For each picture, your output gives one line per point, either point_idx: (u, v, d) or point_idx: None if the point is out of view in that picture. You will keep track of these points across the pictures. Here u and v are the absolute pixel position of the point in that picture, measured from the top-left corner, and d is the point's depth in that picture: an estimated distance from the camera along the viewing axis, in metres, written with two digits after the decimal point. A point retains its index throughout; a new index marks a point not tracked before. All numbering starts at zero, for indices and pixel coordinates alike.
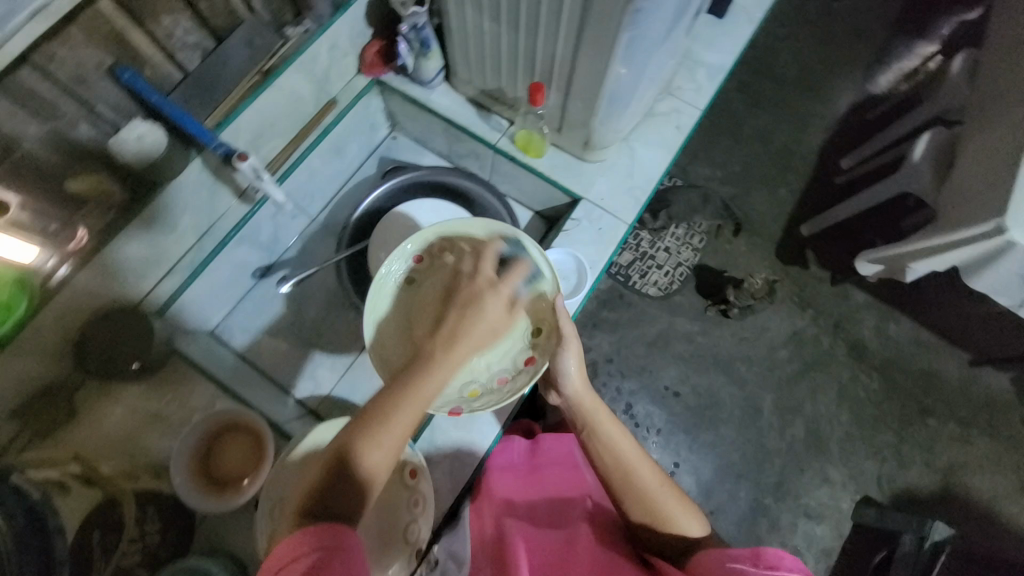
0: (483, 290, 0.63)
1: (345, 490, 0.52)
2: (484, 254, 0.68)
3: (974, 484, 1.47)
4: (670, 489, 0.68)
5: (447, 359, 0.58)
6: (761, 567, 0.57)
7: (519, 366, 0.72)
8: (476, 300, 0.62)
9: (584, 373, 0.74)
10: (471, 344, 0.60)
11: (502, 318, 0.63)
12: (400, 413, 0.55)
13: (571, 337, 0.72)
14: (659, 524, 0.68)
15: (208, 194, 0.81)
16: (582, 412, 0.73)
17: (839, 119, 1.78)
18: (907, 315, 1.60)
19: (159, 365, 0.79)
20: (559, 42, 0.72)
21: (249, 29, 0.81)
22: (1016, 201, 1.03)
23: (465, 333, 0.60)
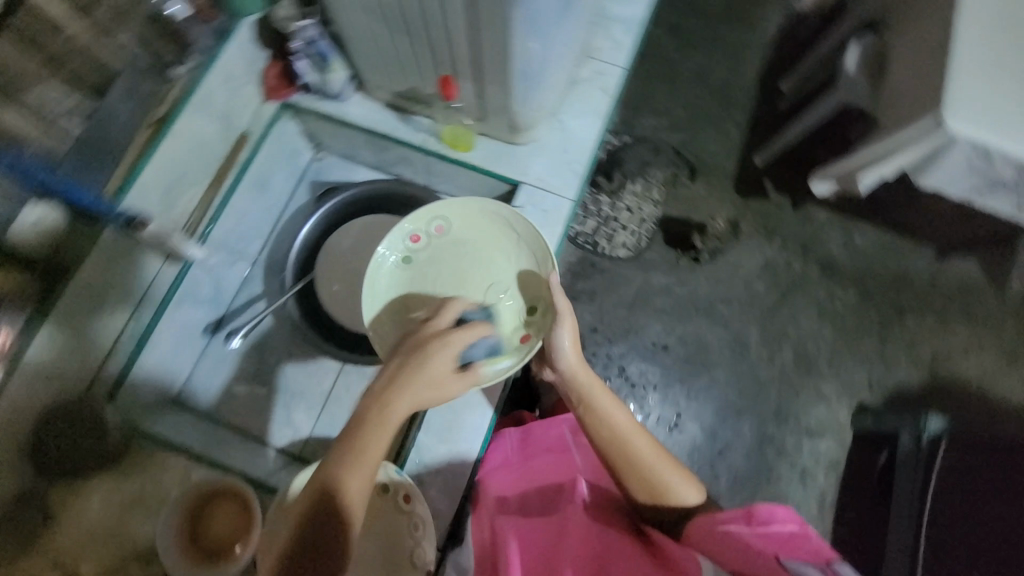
0: (431, 340, 0.63)
1: (327, 529, 0.57)
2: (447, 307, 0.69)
3: (958, 370, 1.53)
4: (665, 460, 0.70)
5: (382, 413, 0.60)
6: (756, 526, 0.60)
7: (516, 346, 0.74)
8: (422, 351, 0.62)
9: (578, 348, 0.75)
10: (410, 400, 0.60)
11: (446, 376, 0.63)
12: (363, 455, 0.59)
13: (565, 312, 0.73)
14: (655, 495, 0.69)
15: (130, 263, 0.77)
16: (579, 385, 0.74)
17: (771, 43, 1.76)
18: (870, 223, 1.62)
19: (122, 450, 0.76)
20: (457, 29, 0.68)
21: (127, 79, 0.75)
22: (950, 95, 1.03)
23: (402, 386, 0.60)
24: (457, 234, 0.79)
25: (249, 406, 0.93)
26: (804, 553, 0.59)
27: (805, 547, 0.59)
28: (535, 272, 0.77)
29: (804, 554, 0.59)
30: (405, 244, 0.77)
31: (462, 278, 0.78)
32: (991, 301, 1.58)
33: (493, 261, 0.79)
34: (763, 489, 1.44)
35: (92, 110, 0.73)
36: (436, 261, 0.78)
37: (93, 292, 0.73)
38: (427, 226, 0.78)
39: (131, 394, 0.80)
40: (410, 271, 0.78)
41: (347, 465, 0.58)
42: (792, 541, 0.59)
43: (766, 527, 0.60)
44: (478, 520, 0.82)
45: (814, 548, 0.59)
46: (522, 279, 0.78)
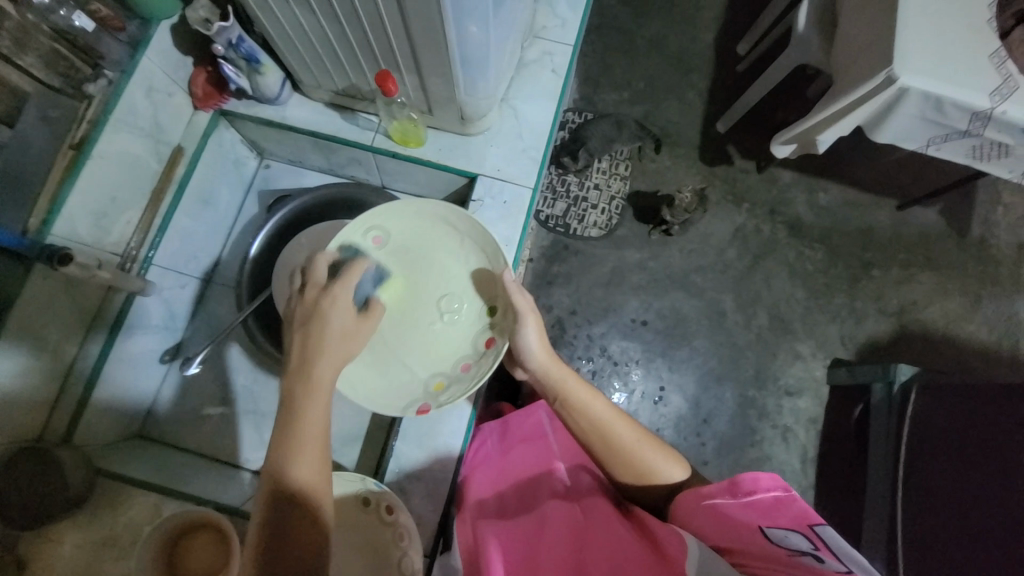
0: (319, 301, 0.62)
1: (294, 525, 0.50)
2: (312, 265, 0.66)
3: (925, 316, 1.57)
4: (648, 442, 0.70)
5: (310, 388, 0.57)
6: (739, 496, 0.59)
7: (481, 351, 0.74)
8: (317, 315, 0.61)
9: (547, 345, 0.73)
10: (334, 360, 0.60)
11: (354, 322, 0.63)
12: (305, 442, 0.54)
13: (526, 311, 0.72)
14: (643, 477, 0.70)
15: (68, 296, 0.72)
16: (552, 382, 0.73)
17: (725, 7, 1.75)
18: (833, 181, 1.64)
19: (88, 494, 0.72)
20: (386, 22, 0.64)
21: (38, 103, 0.67)
22: (899, 48, 1.03)
23: (319, 354, 0.59)
24: (397, 242, 0.75)
25: (221, 427, 0.93)
26: (788, 519, 0.55)
27: (787, 513, 0.55)
28: (489, 270, 0.75)
29: (788, 520, 0.55)
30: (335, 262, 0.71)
31: (410, 290, 0.75)
32: (952, 247, 1.62)
33: (438, 266, 0.76)
34: (749, 451, 1.48)
35: (4, 140, 0.64)
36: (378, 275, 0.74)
37: (35, 328, 0.68)
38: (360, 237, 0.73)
39: (87, 429, 0.77)
40: None
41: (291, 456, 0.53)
42: (775, 508, 0.56)
43: (749, 498, 0.58)
44: (461, 524, 0.78)
45: (799, 512, 0.54)
46: (474, 280, 0.76)
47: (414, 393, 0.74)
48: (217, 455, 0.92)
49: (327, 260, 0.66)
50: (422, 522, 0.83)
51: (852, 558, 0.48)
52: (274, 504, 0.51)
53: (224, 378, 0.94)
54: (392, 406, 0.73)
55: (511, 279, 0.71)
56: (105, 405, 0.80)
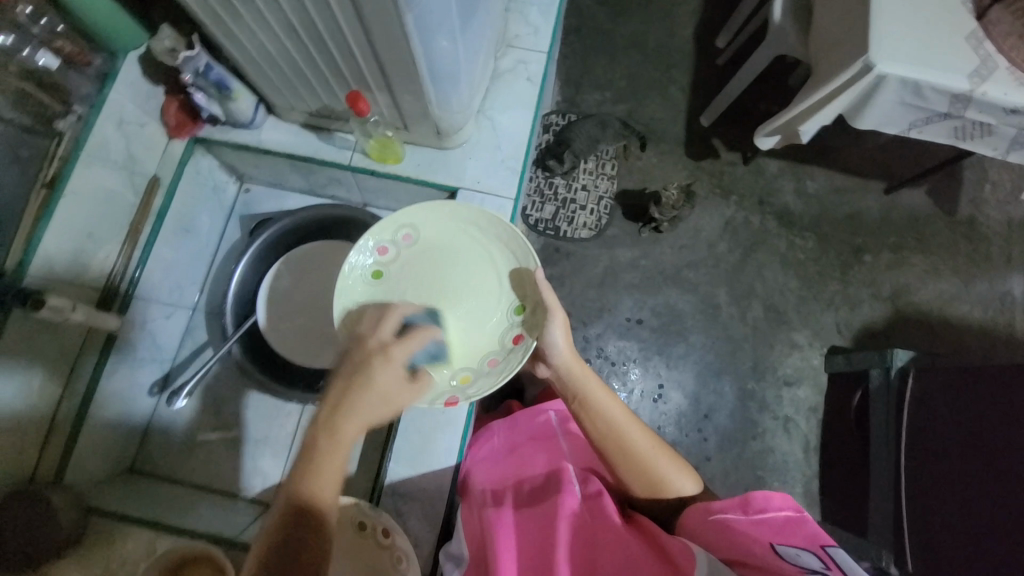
0: (373, 355, 0.59)
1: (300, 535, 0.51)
2: (386, 317, 0.66)
3: (920, 298, 1.57)
4: (663, 453, 0.70)
5: (334, 444, 0.55)
6: (750, 513, 0.61)
7: (509, 347, 0.75)
8: (364, 366, 0.58)
9: (572, 342, 0.74)
10: (361, 423, 0.56)
11: (396, 388, 0.58)
12: (329, 469, 0.54)
13: (554, 308, 0.73)
14: (654, 488, 0.70)
15: (52, 335, 0.71)
16: (574, 381, 0.72)
17: (702, 1, 1.75)
18: (820, 168, 1.64)
19: (79, 536, 0.71)
20: (352, 44, 0.64)
21: (9, 143, 0.67)
22: (874, 36, 1.03)
23: (351, 409, 0.56)
24: (429, 242, 0.76)
25: (217, 453, 0.93)
26: (800, 538, 0.56)
27: (798, 534, 0.56)
28: (522, 268, 0.75)
29: (800, 539, 0.56)
30: (372, 258, 0.75)
31: (439, 284, 0.75)
32: (942, 228, 1.62)
33: (473, 267, 0.77)
34: (751, 444, 1.47)
35: None
36: (410, 272, 0.76)
37: (15, 370, 0.66)
38: (390, 236, 0.75)
39: (77, 468, 0.77)
40: (381, 286, 0.75)
41: (317, 476, 0.54)
42: (786, 528, 0.58)
43: (760, 515, 0.60)
44: (468, 513, 0.78)
45: (811, 533, 0.55)
46: (506, 278, 0.76)
47: (442, 386, 0.73)
48: (214, 484, 0.91)
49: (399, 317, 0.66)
50: (422, 538, 0.83)
51: (855, 570, 0.48)
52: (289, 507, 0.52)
53: (217, 404, 0.94)
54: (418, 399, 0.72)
55: (542, 276, 0.72)
56: (94, 441, 0.80)
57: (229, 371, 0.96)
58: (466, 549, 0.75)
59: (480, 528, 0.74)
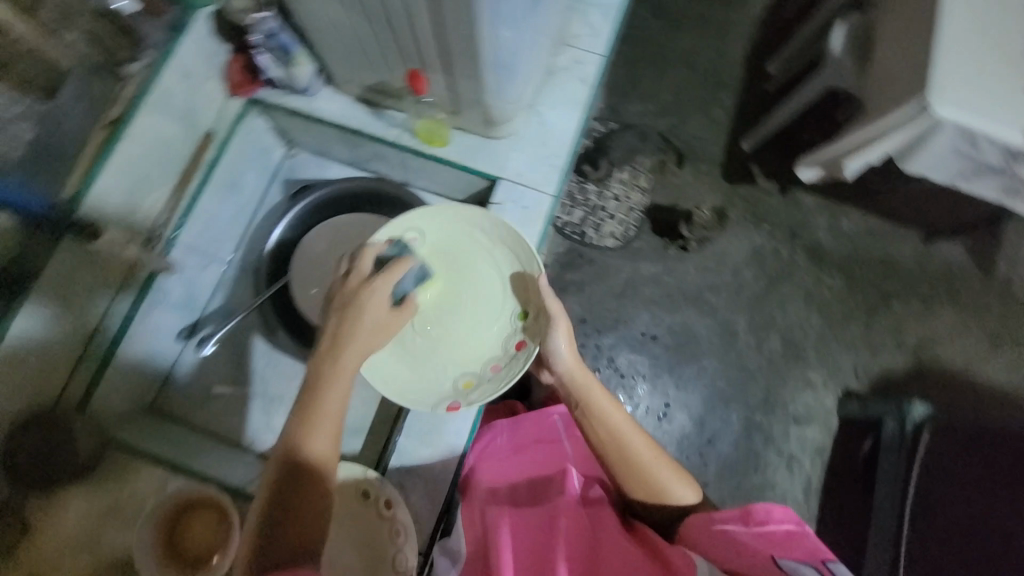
0: (357, 295, 0.66)
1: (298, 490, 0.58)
2: (363, 254, 0.69)
3: (945, 354, 1.54)
4: (665, 462, 0.70)
5: (336, 370, 0.62)
6: (751, 526, 0.61)
7: (512, 353, 0.75)
8: (353, 307, 0.65)
9: (575, 349, 0.75)
10: (358, 350, 0.64)
11: (381, 318, 0.66)
12: (320, 425, 0.60)
13: (558, 315, 0.73)
14: (653, 493, 0.69)
15: (94, 267, 0.74)
16: (575, 390, 0.73)
17: (758, 26, 1.73)
18: (858, 208, 1.61)
19: (97, 461, 0.75)
20: (420, 22, 0.65)
21: (78, 80, 0.73)
22: (935, 79, 1.01)
23: (349, 340, 0.64)
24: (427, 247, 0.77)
25: (230, 407, 0.95)
26: (800, 552, 0.57)
27: (798, 548, 0.57)
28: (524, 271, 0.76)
29: (801, 553, 0.57)
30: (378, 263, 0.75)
31: (446, 289, 0.77)
32: (977, 285, 1.58)
33: (480, 274, 0.77)
34: (751, 476, 1.45)
35: (43, 110, 0.70)
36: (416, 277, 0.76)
37: (54, 299, 0.70)
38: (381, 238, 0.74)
39: (101, 397, 0.78)
40: None
41: (307, 434, 0.59)
42: (787, 541, 0.58)
43: (761, 528, 0.60)
44: (470, 509, 0.80)
45: (811, 548, 0.57)
46: (510, 283, 0.77)
47: (444, 390, 0.75)
48: (226, 433, 0.93)
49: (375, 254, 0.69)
50: None
51: None
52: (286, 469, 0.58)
53: (235, 359, 0.96)
54: (422, 403, 0.74)
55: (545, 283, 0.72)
56: (122, 375, 0.81)
57: (250, 328, 0.98)
58: (463, 547, 0.77)
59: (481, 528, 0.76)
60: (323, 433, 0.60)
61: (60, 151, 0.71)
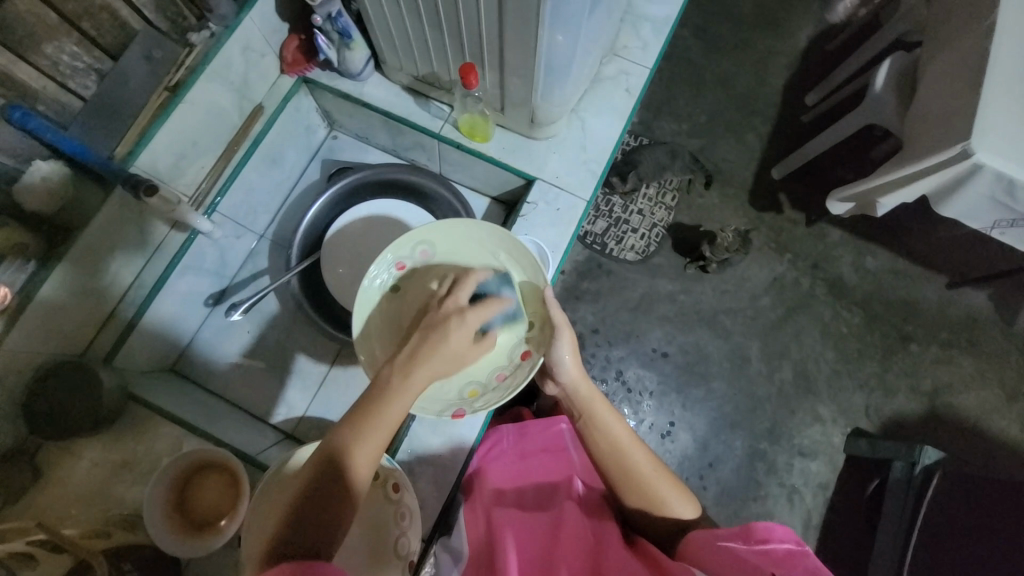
0: (449, 317, 0.61)
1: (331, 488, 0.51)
2: (463, 280, 0.66)
3: (959, 402, 1.51)
4: (664, 474, 0.67)
5: (403, 386, 0.56)
6: (752, 544, 0.56)
7: (517, 362, 0.70)
8: (441, 326, 0.60)
9: (580, 360, 0.72)
10: (431, 371, 0.57)
11: (464, 349, 0.61)
12: (369, 434, 0.53)
13: (562, 325, 0.70)
14: (651, 504, 0.66)
15: (137, 226, 0.76)
16: (581, 400, 0.71)
17: (799, 56, 1.73)
18: (883, 247, 1.60)
19: (118, 414, 0.75)
20: (480, 18, 0.66)
21: (143, 43, 0.75)
22: (981, 123, 0.99)
23: (425, 358, 0.58)
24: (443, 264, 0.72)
25: (246, 378, 0.97)
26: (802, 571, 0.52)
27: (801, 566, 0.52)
28: (531, 283, 0.71)
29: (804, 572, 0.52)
30: (389, 273, 0.70)
31: None
32: (998, 336, 1.55)
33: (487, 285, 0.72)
34: (750, 504, 1.43)
35: (106, 70, 0.73)
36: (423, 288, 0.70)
37: (97, 254, 0.72)
38: (411, 252, 0.70)
39: (128, 355, 0.81)
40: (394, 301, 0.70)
41: (357, 436, 0.53)
42: (788, 560, 0.53)
43: (763, 546, 0.55)
44: (473, 513, 0.78)
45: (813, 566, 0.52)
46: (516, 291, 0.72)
47: (448, 398, 0.70)
48: (240, 402, 0.96)
49: (475, 284, 0.66)
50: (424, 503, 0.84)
51: None
52: (323, 468, 0.51)
53: (256, 330, 0.98)
54: (427, 410, 0.69)
55: (548, 292, 0.69)
56: (148, 335, 0.84)
57: (276, 301, 1.00)
58: (465, 547, 0.75)
59: (485, 531, 0.74)
60: (373, 441, 0.53)
61: (116, 109, 0.73)
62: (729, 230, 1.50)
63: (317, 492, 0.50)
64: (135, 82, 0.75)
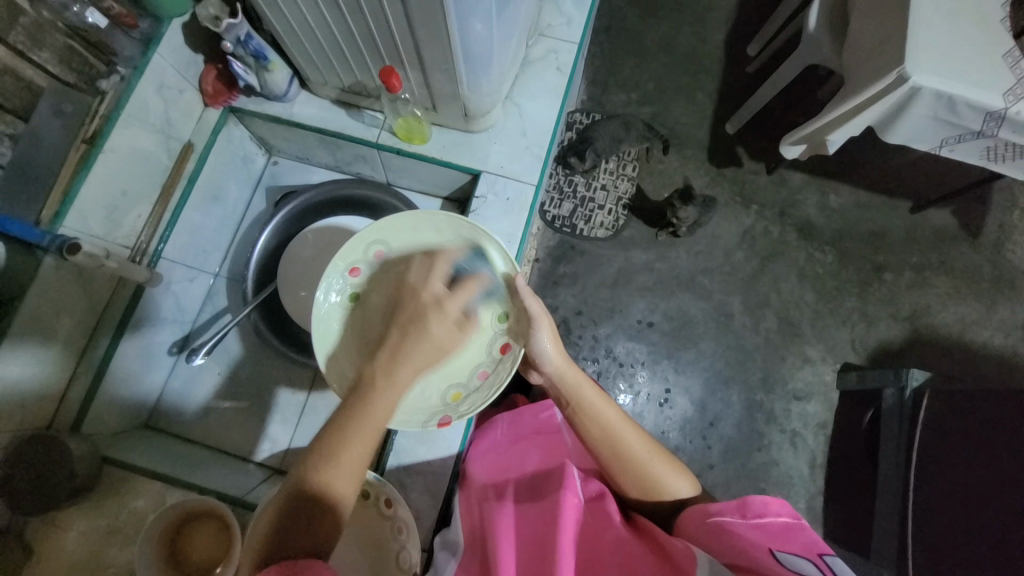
0: (427, 308, 0.61)
1: (311, 515, 0.50)
2: (435, 264, 0.65)
3: (940, 321, 1.54)
4: (658, 454, 0.65)
5: (389, 385, 0.56)
6: (749, 517, 0.58)
7: (497, 358, 0.69)
8: (419, 319, 0.60)
9: (563, 347, 0.69)
10: (416, 366, 0.58)
11: (448, 338, 0.60)
12: (345, 446, 0.52)
13: (540, 315, 0.68)
14: (650, 491, 0.65)
15: (80, 286, 0.74)
16: (566, 387, 0.68)
17: (734, 8, 1.73)
18: (844, 183, 1.62)
19: (94, 481, 0.73)
20: (390, 21, 0.65)
21: (52, 98, 0.70)
22: (911, 48, 1.00)
23: (406, 355, 0.58)
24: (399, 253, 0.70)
25: (228, 421, 0.96)
26: (799, 546, 0.55)
27: (798, 540, 0.55)
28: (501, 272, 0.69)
29: (798, 547, 0.55)
30: (344, 281, 0.69)
31: None
32: (968, 251, 1.59)
33: None
34: (756, 456, 1.45)
35: (19, 133, 0.67)
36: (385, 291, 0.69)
37: (43, 321, 0.70)
38: (365, 255, 0.70)
39: (95, 420, 0.79)
40: (354, 308, 0.69)
41: (333, 459, 0.51)
42: (786, 534, 0.56)
43: (760, 520, 0.57)
44: (467, 505, 0.77)
45: (809, 541, 0.55)
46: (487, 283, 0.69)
47: (432, 405, 0.69)
48: (223, 445, 0.95)
49: (446, 267, 0.65)
50: (424, 513, 0.84)
51: None
52: (298, 497, 0.50)
53: (228, 369, 0.97)
54: (409, 422, 0.68)
55: (524, 283, 0.67)
56: (112, 398, 0.82)
57: (245, 337, 0.99)
58: (461, 536, 0.74)
59: (480, 519, 0.73)
60: (349, 460, 0.52)
61: (34, 168, 0.69)
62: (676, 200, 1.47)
63: (291, 516, 0.49)
64: (50, 141, 0.70)
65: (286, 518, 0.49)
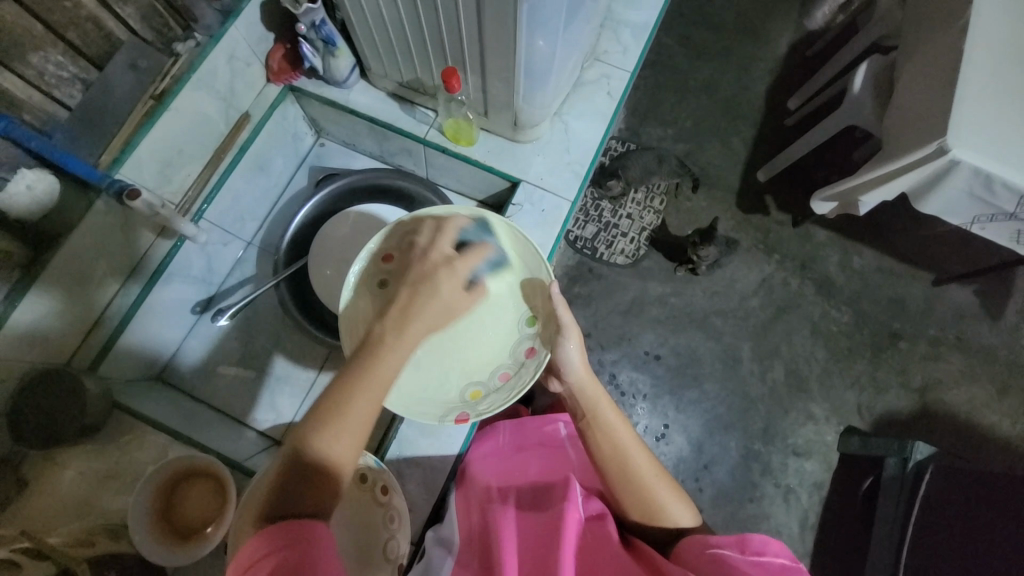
0: (438, 266, 0.62)
1: (310, 487, 0.48)
2: (444, 229, 0.67)
3: (950, 399, 1.52)
4: (664, 480, 0.65)
5: (399, 340, 0.55)
6: (747, 554, 0.57)
7: (520, 360, 0.71)
8: (429, 277, 0.61)
9: (587, 361, 0.69)
10: (427, 323, 0.58)
11: (455, 297, 0.61)
12: (353, 407, 0.51)
13: (569, 324, 0.68)
14: (651, 516, 0.65)
15: (125, 234, 0.77)
16: (582, 400, 0.67)
17: (780, 61, 1.77)
18: (869, 246, 1.62)
19: (103, 423, 0.75)
20: (460, 24, 0.68)
21: (128, 52, 0.76)
22: (954, 121, 1.01)
23: (418, 312, 0.58)
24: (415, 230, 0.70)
25: (235, 386, 0.97)
26: None
27: None
28: (533, 279, 0.72)
29: None
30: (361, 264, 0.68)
31: None
32: (986, 331, 1.57)
33: None
34: (746, 506, 1.43)
35: (91, 79, 0.73)
36: None
37: (85, 259, 0.72)
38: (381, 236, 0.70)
39: (114, 363, 0.81)
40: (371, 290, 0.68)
41: (334, 425, 0.50)
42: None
43: (759, 558, 0.56)
44: (465, 507, 0.77)
45: None
46: (522, 287, 0.73)
47: (450, 401, 0.71)
48: (227, 409, 0.96)
49: (455, 232, 0.67)
50: (416, 506, 0.84)
51: None
52: (298, 467, 0.48)
53: (244, 336, 0.99)
54: (427, 414, 0.69)
55: (558, 291, 0.68)
56: (134, 347, 0.84)
57: (264, 308, 1.01)
58: (457, 537, 0.74)
59: (478, 524, 0.73)
60: (353, 426, 0.51)
61: (101, 116, 0.73)
62: (705, 242, 1.48)
63: (293, 487, 0.48)
64: (120, 91, 0.75)
65: (285, 487, 0.48)
